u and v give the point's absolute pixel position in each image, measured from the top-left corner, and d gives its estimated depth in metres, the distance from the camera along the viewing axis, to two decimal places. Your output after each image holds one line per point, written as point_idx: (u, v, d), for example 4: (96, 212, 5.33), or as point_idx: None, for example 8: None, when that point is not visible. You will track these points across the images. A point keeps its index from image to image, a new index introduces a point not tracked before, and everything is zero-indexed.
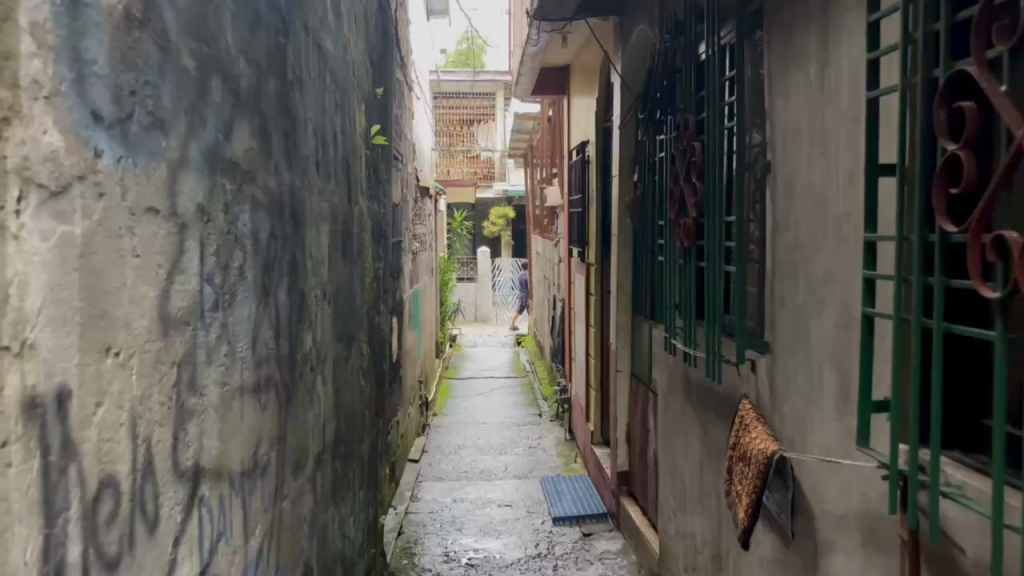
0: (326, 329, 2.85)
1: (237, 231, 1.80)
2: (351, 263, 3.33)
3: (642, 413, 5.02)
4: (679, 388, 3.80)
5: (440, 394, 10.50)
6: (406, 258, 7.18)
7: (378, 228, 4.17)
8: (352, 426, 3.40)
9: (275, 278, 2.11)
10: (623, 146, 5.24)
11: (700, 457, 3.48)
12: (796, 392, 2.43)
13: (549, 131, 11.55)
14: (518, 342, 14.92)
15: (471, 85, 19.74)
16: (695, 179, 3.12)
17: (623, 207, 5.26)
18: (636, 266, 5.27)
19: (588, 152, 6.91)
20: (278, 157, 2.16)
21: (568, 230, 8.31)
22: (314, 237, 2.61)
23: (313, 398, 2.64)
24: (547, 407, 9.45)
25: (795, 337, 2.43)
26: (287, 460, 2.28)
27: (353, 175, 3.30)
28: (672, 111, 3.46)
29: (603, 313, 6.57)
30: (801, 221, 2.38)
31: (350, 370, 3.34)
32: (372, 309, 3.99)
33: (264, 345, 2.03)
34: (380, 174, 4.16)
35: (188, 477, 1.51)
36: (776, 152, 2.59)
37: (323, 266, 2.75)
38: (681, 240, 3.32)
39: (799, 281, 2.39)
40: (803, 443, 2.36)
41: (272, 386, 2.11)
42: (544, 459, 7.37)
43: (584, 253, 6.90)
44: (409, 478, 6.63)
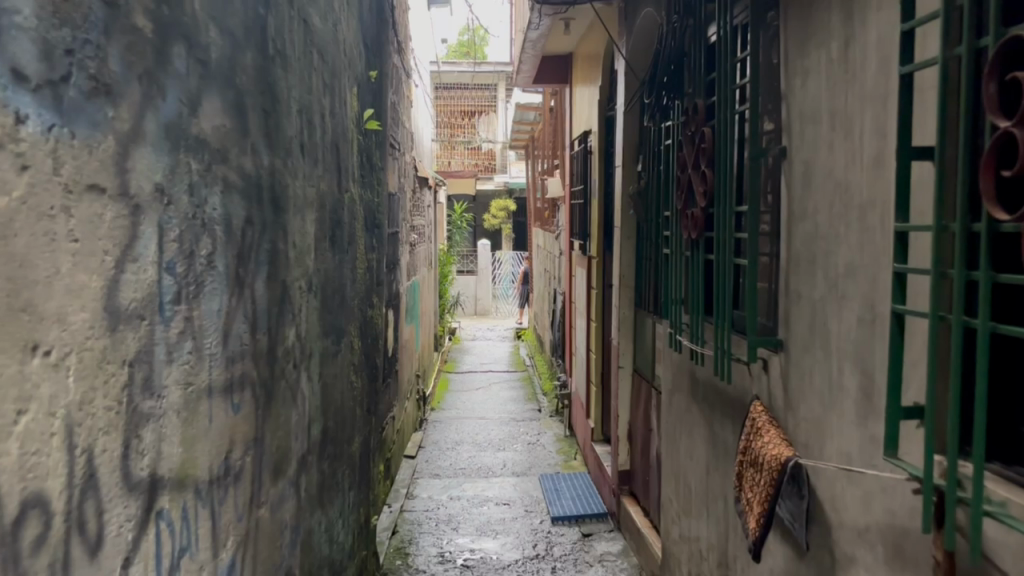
0: (313, 322, 2.69)
1: (205, 215, 1.64)
2: (342, 253, 3.17)
3: (644, 410, 4.86)
4: (683, 387, 3.65)
5: (438, 388, 10.35)
6: (403, 249, 7.02)
7: (372, 218, 4.01)
8: (342, 424, 3.24)
9: (250, 268, 1.95)
10: (627, 136, 5.07)
11: (706, 459, 3.32)
12: (812, 393, 2.27)
13: (551, 122, 11.38)
14: (518, 336, 14.78)
15: (473, 77, 19.56)
16: (704, 166, 2.95)
17: (627, 199, 5.10)
18: (639, 259, 5.11)
19: (590, 141, 6.75)
20: (256, 137, 2.00)
21: (569, 222, 8.15)
22: (299, 224, 2.45)
23: (297, 396, 2.48)
24: (547, 402, 9.30)
25: (812, 334, 2.27)
26: (266, 463, 2.12)
27: (343, 161, 3.14)
28: (680, 95, 3.29)
29: (605, 307, 6.41)
30: (821, 210, 2.22)
31: (339, 366, 3.18)
32: (365, 301, 3.84)
33: (238, 341, 1.87)
34: (374, 161, 3.99)
35: (142, 489, 1.35)
36: (793, 137, 2.42)
37: (309, 257, 2.59)
38: (688, 231, 3.15)
39: (819, 275, 2.23)
40: (820, 449, 2.20)
41: (247, 385, 1.95)
42: (543, 456, 7.23)
43: (586, 246, 6.74)
44: (405, 475, 6.47)
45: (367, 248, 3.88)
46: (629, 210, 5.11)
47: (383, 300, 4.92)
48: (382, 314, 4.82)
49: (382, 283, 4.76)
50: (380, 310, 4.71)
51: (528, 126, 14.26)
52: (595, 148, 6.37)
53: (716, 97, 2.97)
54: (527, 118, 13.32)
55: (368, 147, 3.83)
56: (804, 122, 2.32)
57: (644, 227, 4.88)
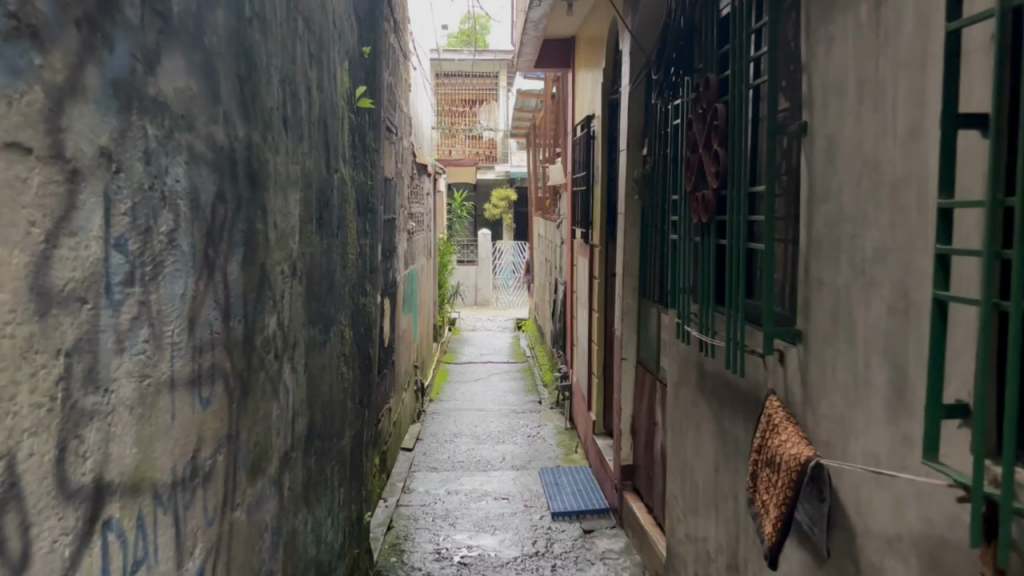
0: (296, 309, 2.51)
1: (166, 187, 1.47)
2: (330, 237, 3.00)
3: (647, 403, 4.69)
4: (691, 379, 3.47)
5: (437, 378, 10.19)
6: (401, 237, 6.85)
7: (366, 203, 3.84)
8: (330, 418, 3.08)
9: (221, 249, 1.78)
10: (631, 119, 4.89)
11: (716, 457, 3.14)
12: (835, 388, 2.10)
13: (552, 109, 11.19)
14: (519, 327, 14.60)
15: (474, 64, 19.35)
16: (717, 145, 2.77)
17: (631, 184, 4.91)
18: (643, 248, 4.93)
19: (593, 126, 6.56)
20: (230, 106, 1.83)
21: (571, 211, 7.98)
22: (280, 204, 2.28)
23: (278, 390, 2.30)
24: (548, 394, 9.14)
25: (835, 324, 2.10)
26: (242, 462, 1.95)
27: (332, 141, 2.97)
28: (690, 72, 3.11)
29: (607, 297, 6.23)
30: (847, 189, 2.04)
31: (327, 356, 3.01)
32: (358, 290, 3.67)
33: (207, 329, 1.69)
34: (366, 142, 3.81)
35: (83, 497, 1.17)
36: (813, 111, 2.24)
37: (291, 240, 2.41)
38: (697, 216, 2.97)
39: (843, 259, 2.05)
40: (843, 449, 2.03)
41: (219, 377, 1.77)
42: (543, 449, 7.06)
43: (588, 234, 6.57)
44: (401, 468, 6.31)
45: (360, 233, 3.70)
46: (634, 196, 4.92)
47: (377, 288, 4.75)
48: (376, 303, 4.66)
49: (376, 271, 4.59)
50: (375, 299, 4.55)
51: (530, 114, 14.07)
52: (598, 134, 6.19)
53: (729, 71, 2.78)
54: (528, 106, 13.14)
55: (361, 127, 3.65)
56: (827, 94, 2.14)
57: (650, 214, 4.69)
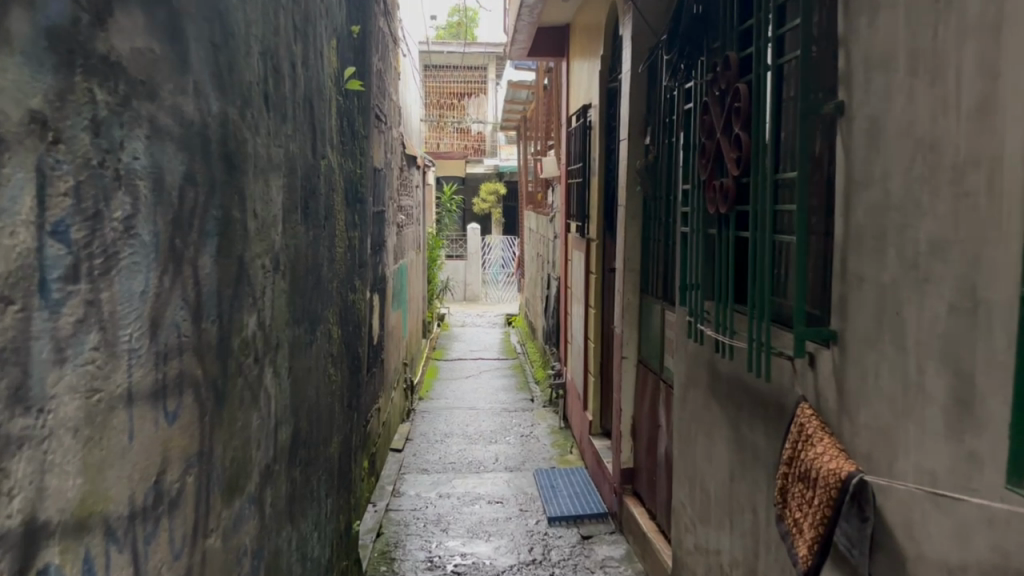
0: (279, 307, 2.28)
1: (122, 164, 1.23)
2: (316, 228, 2.76)
3: (650, 404, 4.48)
4: (702, 381, 3.26)
5: (426, 375, 9.97)
6: (390, 230, 6.61)
7: (355, 192, 3.60)
8: (316, 424, 2.84)
9: (190, 240, 1.55)
10: (632, 107, 4.67)
11: (730, 465, 2.94)
12: (879, 395, 1.89)
13: (544, 100, 10.98)
14: (509, 323, 14.38)
15: (463, 56, 19.09)
16: (739, 128, 2.55)
17: (633, 175, 4.70)
18: (645, 241, 4.71)
19: (590, 116, 6.34)
20: (202, 75, 1.60)
21: (565, 204, 7.76)
22: (260, 190, 2.04)
23: (259, 397, 2.07)
24: (540, 392, 8.93)
25: (879, 325, 1.89)
26: (217, 481, 1.72)
27: (318, 124, 2.74)
28: (707, 51, 2.89)
29: (605, 293, 6.02)
30: (894, 175, 1.82)
31: (313, 356, 2.78)
32: (346, 285, 3.43)
33: (174, 332, 1.46)
34: (355, 127, 3.57)
35: (7, 545, 0.94)
36: (852, 88, 2.02)
37: (273, 230, 2.18)
38: (714, 206, 2.76)
39: (889, 252, 1.85)
40: (889, 465, 1.82)
41: (188, 388, 1.54)
42: (537, 449, 6.85)
43: (584, 228, 6.35)
44: (390, 470, 6.08)
45: (348, 224, 3.47)
46: (636, 187, 4.71)
47: (366, 284, 4.52)
48: (365, 300, 4.42)
49: (365, 265, 4.36)
50: (365, 295, 4.32)
51: (520, 106, 13.84)
52: (596, 123, 5.97)
53: (752, 49, 2.57)
54: (519, 97, 12.91)
55: (350, 111, 3.42)
56: (870, 70, 1.93)
57: (653, 205, 4.48)
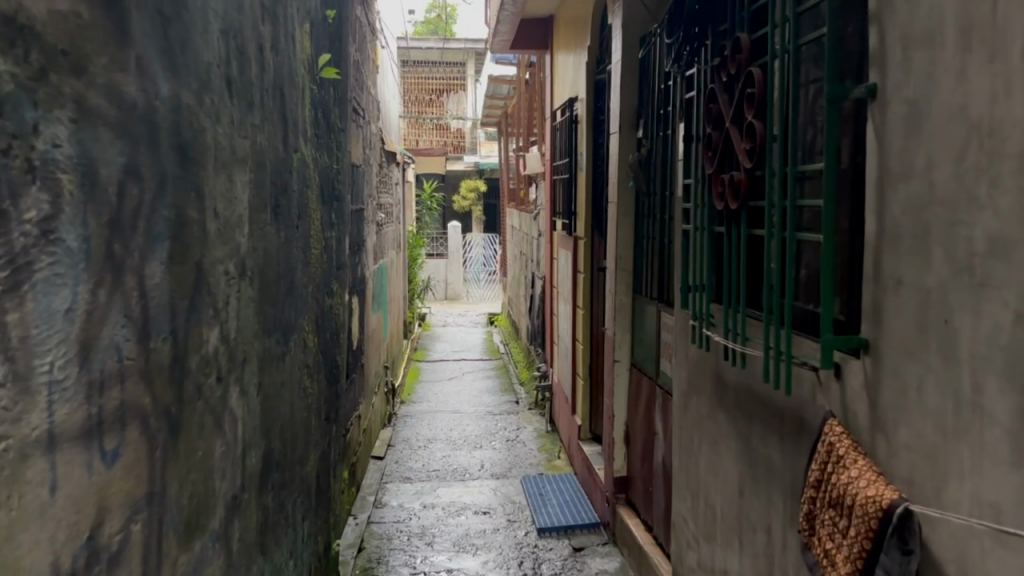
0: (246, 317, 2.04)
1: (37, 151, 0.99)
2: (288, 227, 2.51)
3: (645, 410, 4.28)
4: (706, 389, 3.05)
5: (408, 377, 9.72)
6: (370, 229, 6.37)
7: (331, 189, 3.36)
8: (291, 442, 2.60)
9: (136, 244, 1.31)
10: (623, 99, 4.46)
11: (740, 480, 2.73)
12: (922, 414, 1.68)
13: (527, 96, 10.78)
14: (491, 322, 14.16)
15: (442, 52, 18.83)
16: (753, 116, 2.34)
17: (625, 170, 4.48)
18: (637, 239, 4.50)
19: (576, 109, 6.13)
20: (148, 50, 1.36)
21: (549, 201, 7.54)
22: (221, 187, 1.80)
23: (222, 420, 1.83)
24: (526, 394, 8.71)
25: (922, 334, 1.68)
26: (172, 524, 1.48)
27: (290, 114, 2.50)
28: (713, 35, 2.68)
29: (593, 293, 5.80)
30: (941, 166, 1.62)
31: (287, 369, 2.54)
32: (323, 289, 3.18)
33: (114, 355, 1.22)
34: (332, 120, 3.33)
35: None
36: (887, 70, 1.81)
37: (237, 231, 1.93)
38: (723, 202, 2.55)
39: (935, 252, 1.64)
40: (937, 492, 1.61)
41: (133, 421, 1.30)
42: (524, 454, 6.63)
43: (571, 225, 6.14)
44: (372, 479, 5.84)
45: (324, 223, 3.22)
46: (628, 182, 4.48)
47: (344, 287, 4.28)
48: (344, 304, 4.19)
49: (344, 267, 4.13)
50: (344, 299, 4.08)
51: (501, 101, 13.61)
52: (583, 117, 5.77)
53: (766, 29, 2.35)
54: (500, 92, 12.72)
55: (325, 101, 3.17)
56: (909, 47, 1.72)
57: (647, 201, 4.27)
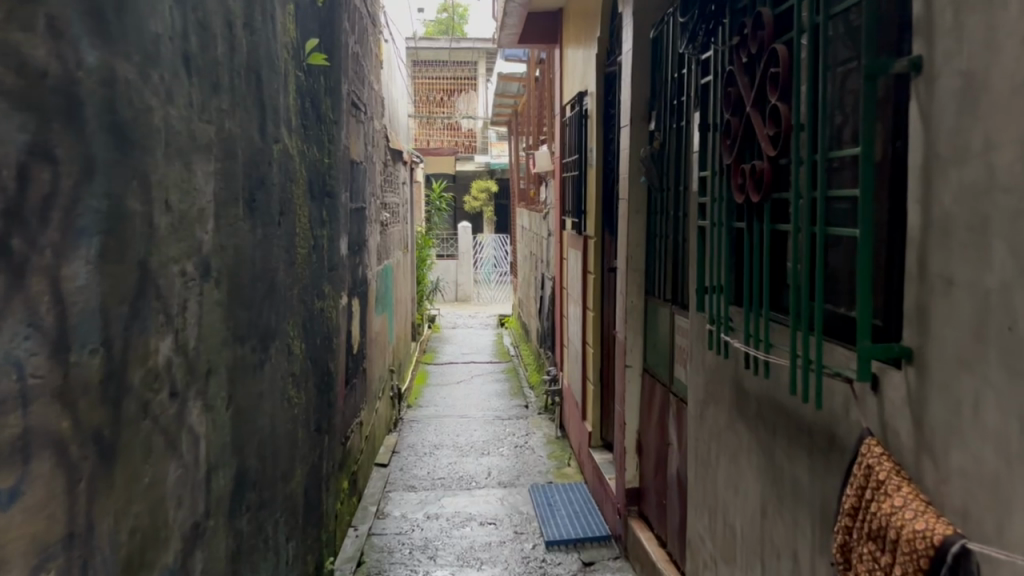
0: (212, 322, 1.83)
1: None
2: (266, 224, 2.30)
3: (658, 418, 4.05)
4: (725, 398, 2.81)
5: (415, 381, 9.53)
6: (373, 228, 6.17)
7: (322, 184, 3.15)
8: (271, 457, 2.39)
9: (44, 238, 1.09)
10: (634, 90, 4.24)
11: (762, 498, 2.50)
12: (979, 434, 1.44)
13: (537, 93, 10.57)
14: (502, 324, 13.96)
15: (453, 51, 18.65)
16: (775, 98, 2.10)
17: (636, 165, 4.26)
18: (649, 238, 4.27)
19: (586, 104, 5.90)
20: (67, 8, 1.14)
21: (559, 200, 7.32)
22: (176, 176, 1.58)
23: (178, 440, 1.62)
24: (535, 397, 8.49)
25: (981, 343, 1.44)
26: (105, 566, 1.27)
27: (267, 101, 2.29)
28: (730, 11, 2.44)
29: (604, 294, 5.56)
30: (1004, 147, 1.38)
31: (266, 378, 2.33)
32: (312, 291, 2.97)
33: (10, 371, 1.01)
34: (322, 111, 3.12)
35: None
36: (936, 40, 1.58)
37: (197, 226, 1.72)
38: (743, 194, 2.32)
39: (996, 247, 1.40)
40: (998, 527, 1.38)
41: (43, 450, 1.08)
42: (532, 461, 6.41)
43: (581, 224, 5.90)
44: (375, 488, 5.64)
45: (314, 220, 3.02)
46: (639, 178, 4.26)
47: (340, 289, 4.07)
48: (340, 307, 3.98)
49: (340, 269, 3.92)
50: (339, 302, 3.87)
51: (512, 100, 13.41)
52: (592, 112, 5.55)
53: (790, 2, 2.12)
54: (511, 90, 12.51)
55: (313, 90, 2.96)
56: (964, 12, 1.49)
57: (659, 197, 4.05)
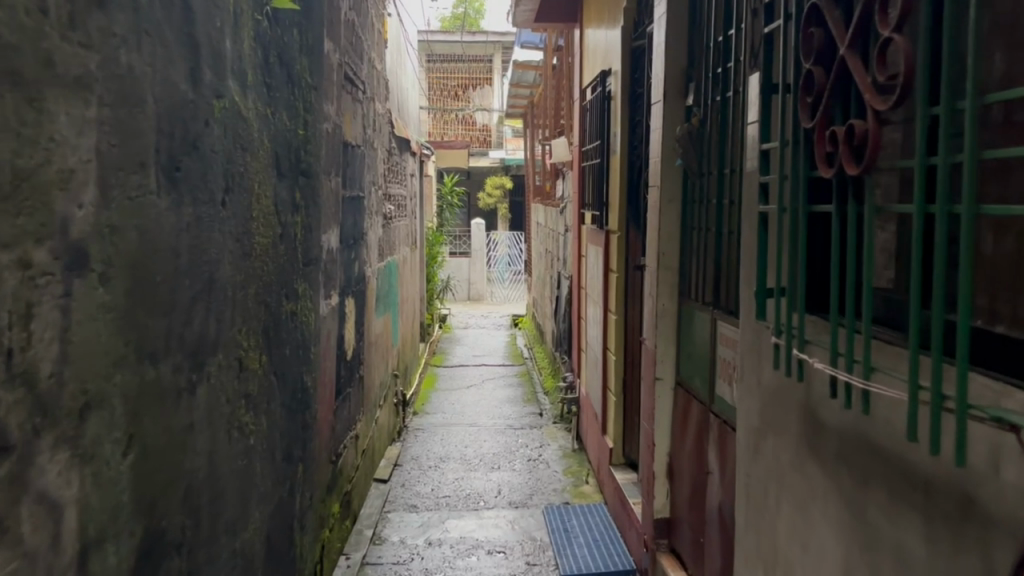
0: (93, 334, 1.28)
1: None
2: (199, 200, 1.75)
3: (695, 441, 3.47)
4: (790, 429, 2.23)
5: (422, 385, 8.98)
6: (373, 221, 5.63)
7: (295, 161, 2.60)
8: (208, 506, 1.84)
9: None
10: (668, 60, 3.67)
11: (845, 566, 1.92)
12: None
13: (553, 81, 10.03)
14: (516, 325, 13.40)
15: (468, 42, 18.14)
16: (887, 31, 1.49)
17: (670, 146, 3.69)
18: (684, 231, 3.70)
19: (610, 84, 5.33)
20: None
21: (577, 193, 6.77)
22: (7, 113, 1.04)
23: (14, 517, 1.07)
24: (550, 405, 7.93)
25: None
26: None
27: (204, 41, 1.75)
28: None
29: (627, 295, 4.99)
30: None
31: (199, 405, 1.78)
32: (276, 288, 2.41)
33: None
34: (295, 72, 2.58)
35: None
36: None
37: (57, 194, 1.17)
38: (832, 167, 1.74)
39: None
40: None
41: None
42: (546, 478, 5.84)
43: (602, 217, 5.33)
44: (372, 508, 5.09)
45: (283, 204, 2.46)
46: (674, 161, 3.69)
47: (322, 289, 3.52)
48: (320, 311, 3.42)
49: (319, 265, 3.36)
50: (321, 303, 3.32)
51: (528, 90, 12.88)
52: (617, 94, 4.99)
53: None
54: (527, 79, 11.98)
55: (281, 43, 2.42)
56: None
57: (698, 183, 3.47)
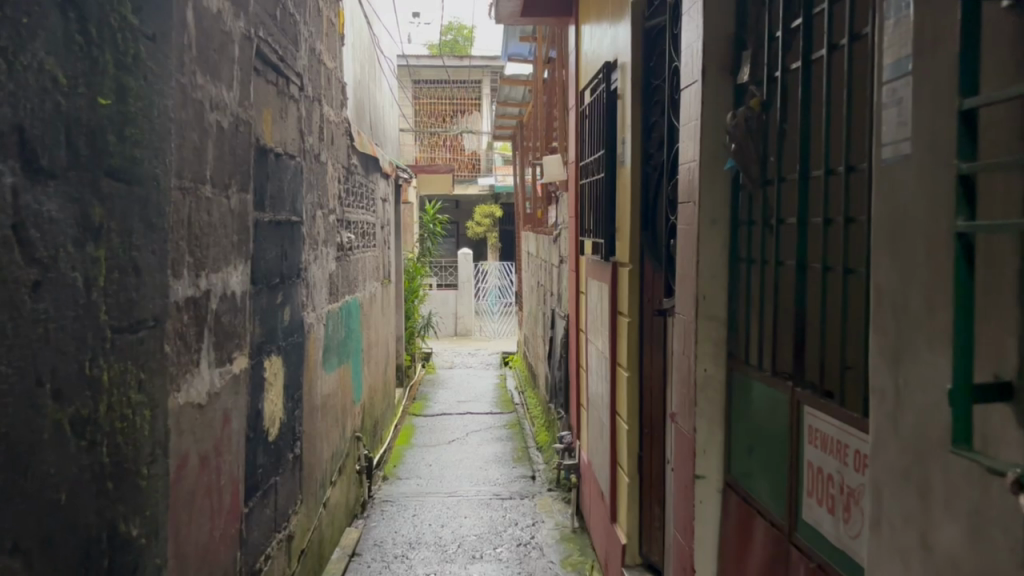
0: None
1: None
2: None
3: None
4: None
5: (397, 441, 7.78)
6: (321, 254, 4.50)
7: (89, 152, 1.48)
8: None
9: None
10: (710, 20, 2.57)
11: None
12: None
13: (544, 96, 9.02)
14: (507, 364, 12.22)
15: (453, 65, 17.21)
16: None
17: (713, 145, 2.58)
18: (735, 267, 2.58)
19: (615, 80, 4.26)
20: None
21: (574, 217, 5.67)
22: None
23: None
24: (544, 466, 6.75)
25: None
26: None
27: None
28: None
29: (643, 347, 3.85)
30: None
31: None
32: (22, 383, 1.27)
33: None
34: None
35: None
36: None
37: None
38: None
39: None
40: None
41: None
42: (540, 572, 4.66)
43: (608, 247, 4.22)
44: None
45: (44, 222, 1.33)
46: (721, 166, 2.58)
47: (194, 356, 2.37)
48: (182, 394, 2.27)
49: (179, 322, 2.22)
50: (177, 376, 2.18)
51: (516, 110, 11.85)
52: (626, 92, 3.93)
53: None
54: (515, 96, 10.96)
55: None
56: None
57: (760, 193, 2.36)
